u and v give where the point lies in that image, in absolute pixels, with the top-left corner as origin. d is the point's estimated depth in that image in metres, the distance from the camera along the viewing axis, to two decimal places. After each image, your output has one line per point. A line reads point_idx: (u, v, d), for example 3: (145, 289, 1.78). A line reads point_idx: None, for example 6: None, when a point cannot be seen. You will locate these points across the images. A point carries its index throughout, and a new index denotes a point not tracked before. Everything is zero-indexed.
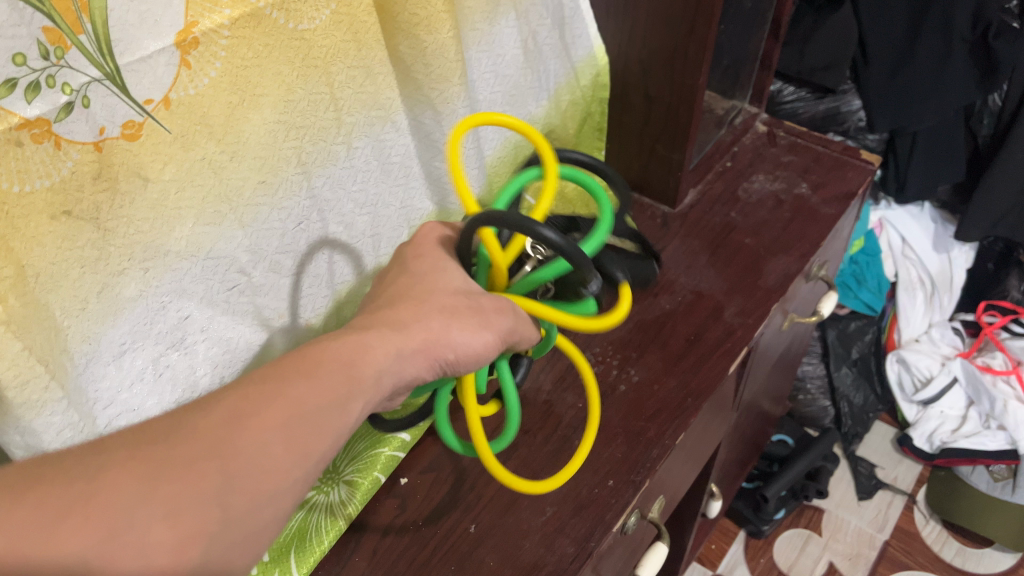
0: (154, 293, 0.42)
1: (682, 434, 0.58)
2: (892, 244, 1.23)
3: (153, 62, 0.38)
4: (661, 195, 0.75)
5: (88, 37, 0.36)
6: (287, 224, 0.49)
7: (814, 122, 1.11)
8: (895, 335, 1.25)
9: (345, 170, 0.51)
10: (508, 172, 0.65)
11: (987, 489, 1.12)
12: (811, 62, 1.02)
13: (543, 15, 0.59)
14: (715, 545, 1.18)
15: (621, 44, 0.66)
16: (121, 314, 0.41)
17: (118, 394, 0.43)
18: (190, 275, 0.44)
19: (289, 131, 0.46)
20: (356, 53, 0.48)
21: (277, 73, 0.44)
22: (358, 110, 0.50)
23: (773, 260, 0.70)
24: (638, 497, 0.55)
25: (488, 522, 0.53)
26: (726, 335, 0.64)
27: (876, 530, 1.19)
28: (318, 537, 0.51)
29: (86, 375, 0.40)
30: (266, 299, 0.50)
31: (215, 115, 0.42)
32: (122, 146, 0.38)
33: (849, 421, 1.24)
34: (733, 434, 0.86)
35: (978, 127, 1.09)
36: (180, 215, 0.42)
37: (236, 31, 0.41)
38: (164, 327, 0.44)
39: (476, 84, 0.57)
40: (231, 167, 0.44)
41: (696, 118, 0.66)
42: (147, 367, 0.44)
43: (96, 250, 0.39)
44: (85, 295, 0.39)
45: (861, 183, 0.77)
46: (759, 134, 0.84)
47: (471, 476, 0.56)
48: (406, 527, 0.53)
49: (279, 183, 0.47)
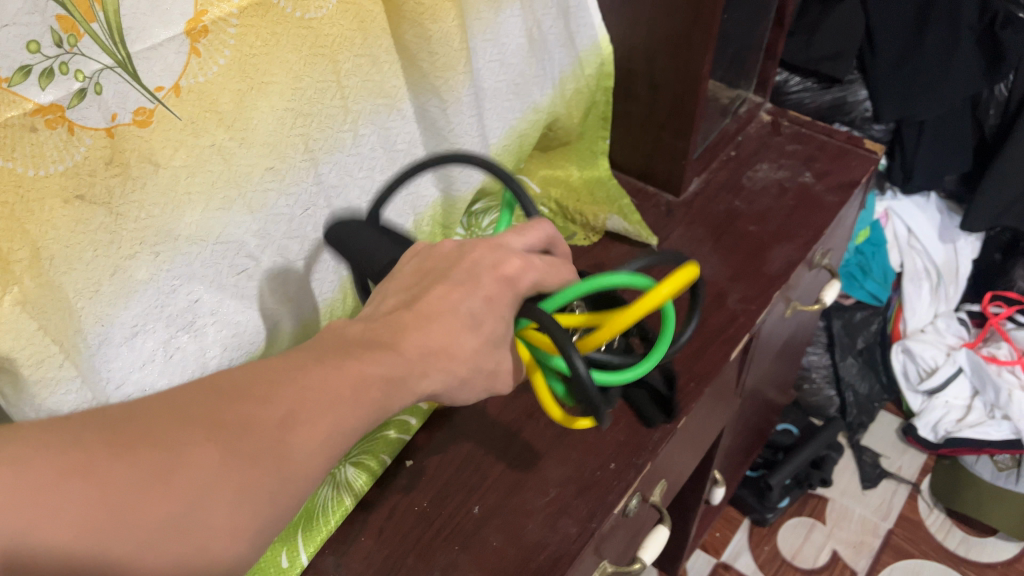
0: (165, 276, 0.43)
1: (685, 418, 0.58)
2: (897, 234, 1.23)
3: (164, 50, 0.39)
4: (666, 183, 0.75)
5: (101, 25, 0.36)
6: (294, 209, 0.50)
7: (820, 113, 1.11)
8: (900, 326, 1.25)
9: (352, 157, 0.52)
10: (512, 160, 0.66)
11: (992, 479, 1.12)
12: (817, 52, 1.02)
13: (548, 5, 0.60)
14: (719, 532, 1.19)
15: (626, 33, 0.66)
16: (133, 296, 0.42)
17: (130, 374, 0.44)
18: (200, 259, 0.45)
19: (297, 118, 0.47)
20: (363, 42, 0.49)
21: (285, 62, 0.45)
22: (364, 98, 0.51)
23: (775, 248, 0.70)
24: (640, 480, 0.56)
25: (492, 503, 0.54)
26: (729, 321, 0.65)
27: (881, 519, 1.19)
28: (325, 517, 0.52)
29: (99, 355, 0.42)
30: (273, 283, 0.51)
31: (224, 102, 0.43)
32: (133, 132, 0.39)
33: (854, 410, 1.24)
34: (737, 421, 0.87)
35: (984, 116, 1.08)
36: (190, 200, 0.43)
37: (244, 20, 0.42)
38: (174, 310, 0.45)
39: (481, 72, 0.58)
40: (239, 153, 0.44)
41: (700, 107, 0.66)
42: (158, 349, 0.45)
43: (108, 234, 0.40)
44: (98, 277, 0.40)
45: (865, 172, 0.78)
46: (763, 123, 0.84)
47: (476, 459, 0.57)
48: (411, 508, 0.54)
49: (287, 169, 0.48)
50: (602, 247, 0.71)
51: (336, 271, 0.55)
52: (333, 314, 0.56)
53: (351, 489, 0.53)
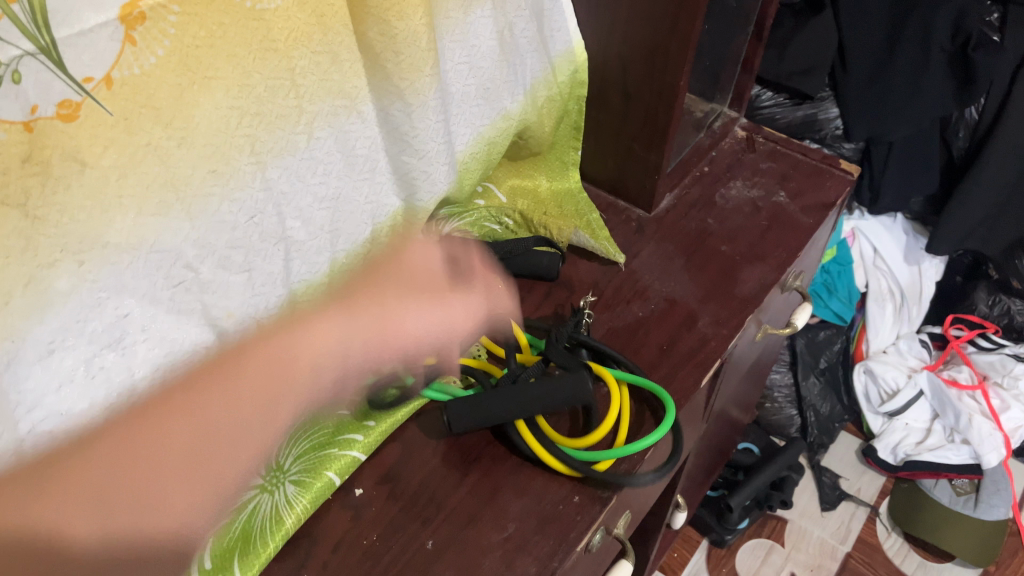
0: (90, 288, 0.38)
1: (652, 448, 0.55)
2: (864, 253, 1.22)
3: (95, 37, 0.35)
4: (636, 198, 0.73)
5: (22, 8, 0.32)
6: (238, 217, 0.44)
7: (790, 130, 1.09)
8: (864, 345, 1.24)
9: (305, 161, 0.47)
10: (479, 169, 0.61)
11: (949, 503, 1.14)
12: (789, 67, 1.01)
13: (521, 6, 0.56)
14: (678, 553, 1.17)
15: (600, 39, 0.63)
16: (51, 309, 0.37)
17: (45, 397, 0.38)
18: (131, 270, 0.40)
19: (244, 117, 0.42)
20: (321, 38, 0.45)
21: (231, 55, 0.40)
22: (321, 99, 0.46)
23: (747, 269, 0.68)
24: (604, 514, 0.52)
25: (446, 537, 0.51)
26: (700, 345, 0.62)
27: (839, 542, 1.18)
28: (263, 540, 0.49)
29: (7, 375, 0.36)
30: (214, 298, 0.46)
31: (162, 98, 0.38)
32: (56, 127, 0.35)
33: (815, 430, 1.23)
34: (701, 444, 0.84)
35: (953, 139, 1.08)
36: (122, 205, 0.38)
37: (187, 7, 0.38)
38: (99, 325, 0.40)
39: (448, 75, 0.53)
40: (178, 153, 0.40)
41: (676, 119, 0.64)
42: (77, 367, 0.39)
43: (23, 240, 0.35)
44: (9, 287, 0.35)
45: (840, 193, 0.76)
46: (737, 139, 0.81)
47: (429, 487, 0.53)
48: (359, 540, 0.51)
49: (230, 173, 0.43)
50: (570, 263, 0.68)
51: (283, 285, 0.50)
52: (279, 333, 0.51)
53: (293, 511, 0.50)
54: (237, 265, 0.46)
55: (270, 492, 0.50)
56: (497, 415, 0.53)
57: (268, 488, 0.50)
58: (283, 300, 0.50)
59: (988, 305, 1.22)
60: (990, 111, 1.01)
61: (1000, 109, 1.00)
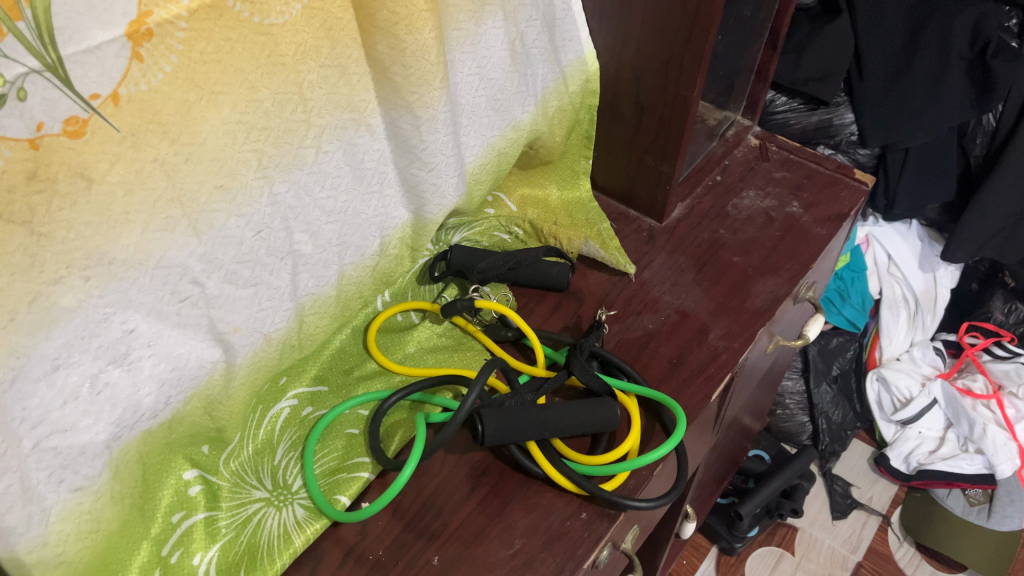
0: (95, 304, 0.38)
1: (660, 465, 0.55)
2: (877, 260, 1.20)
3: (102, 54, 0.34)
4: (649, 208, 0.72)
5: (28, 25, 0.31)
6: (245, 231, 0.44)
7: (805, 134, 1.08)
8: (876, 353, 1.23)
9: (312, 175, 0.47)
10: (489, 181, 0.60)
11: (962, 514, 1.14)
12: (805, 72, 0.99)
13: (532, 16, 0.55)
14: (686, 560, 1.17)
15: (614, 49, 0.62)
16: (57, 324, 0.37)
17: (49, 413, 0.38)
18: (138, 286, 0.39)
19: (251, 132, 0.42)
20: (330, 51, 0.44)
21: (239, 70, 0.40)
22: (330, 112, 0.46)
23: (760, 282, 0.67)
24: (612, 531, 0.52)
25: (453, 553, 0.51)
26: (711, 358, 0.61)
27: (850, 551, 1.18)
28: (271, 557, 0.49)
29: (12, 392, 0.36)
30: (222, 312, 0.45)
31: (169, 114, 0.38)
32: (63, 144, 0.34)
33: (826, 438, 1.23)
34: (711, 455, 0.84)
35: (971, 145, 1.07)
36: (129, 220, 0.38)
37: (195, 23, 0.37)
38: (105, 341, 0.39)
39: (457, 86, 0.53)
40: (185, 169, 0.39)
41: (688, 130, 0.63)
42: (83, 383, 0.39)
43: (28, 257, 0.34)
44: (14, 304, 0.34)
45: (854, 204, 0.75)
46: (750, 147, 0.81)
47: (436, 501, 0.53)
48: (366, 557, 0.51)
49: (238, 188, 0.42)
50: (580, 274, 0.68)
51: (292, 299, 0.49)
52: (285, 345, 0.50)
53: (303, 532, 0.50)
54: (244, 278, 0.45)
55: (277, 507, 0.51)
56: (553, 426, 0.51)
57: (276, 503, 0.52)
58: (291, 315, 0.50)
59: (1004, 313, 1.22)
60: (1009, 118, 1.00)
61: (1019, 116, 0.99)
